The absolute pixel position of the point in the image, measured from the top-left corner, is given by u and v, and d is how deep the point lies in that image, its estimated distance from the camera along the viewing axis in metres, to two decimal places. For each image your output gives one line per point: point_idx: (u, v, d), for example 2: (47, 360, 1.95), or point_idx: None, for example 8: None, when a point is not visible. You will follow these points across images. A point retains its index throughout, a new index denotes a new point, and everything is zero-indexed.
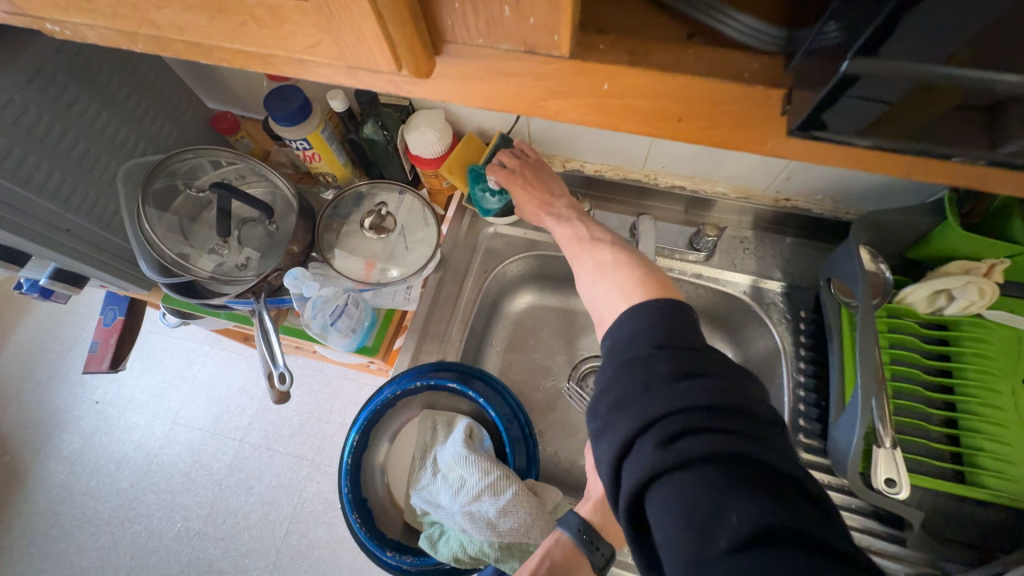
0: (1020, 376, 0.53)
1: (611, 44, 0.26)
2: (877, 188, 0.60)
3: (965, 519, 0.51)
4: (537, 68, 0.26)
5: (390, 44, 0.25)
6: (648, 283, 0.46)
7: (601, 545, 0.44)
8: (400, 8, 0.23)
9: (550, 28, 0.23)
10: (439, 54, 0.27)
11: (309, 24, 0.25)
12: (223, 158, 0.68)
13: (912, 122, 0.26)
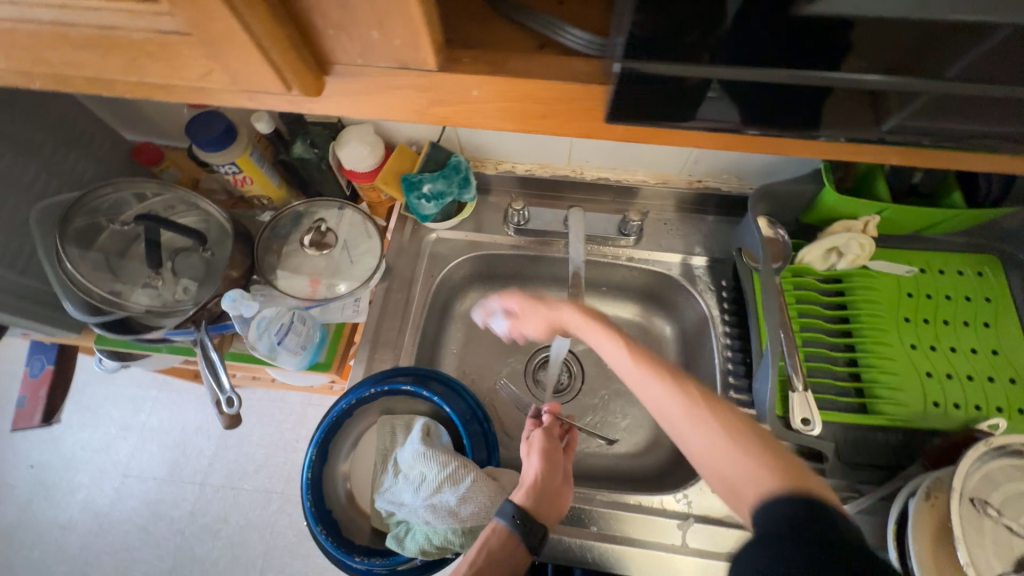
0: (901, 316, 0.62)
1: (473, 57, 0.30)
2: (769, 164, 0.67)
3: (870, 443, 0.59)
4: (413, 81, 0.29)
5: (276, 69, 0.27)
6: (783, 474, 0.38)
7: (534, 528, 0.46)
8: (278, 36, 0.25)
9: (414, 47, 0.27)
10: (326, 74, 0.29)
11: (199, 55, 0.27)
12: (149, 189, 0.67)
13: (835, 117, 0.32)
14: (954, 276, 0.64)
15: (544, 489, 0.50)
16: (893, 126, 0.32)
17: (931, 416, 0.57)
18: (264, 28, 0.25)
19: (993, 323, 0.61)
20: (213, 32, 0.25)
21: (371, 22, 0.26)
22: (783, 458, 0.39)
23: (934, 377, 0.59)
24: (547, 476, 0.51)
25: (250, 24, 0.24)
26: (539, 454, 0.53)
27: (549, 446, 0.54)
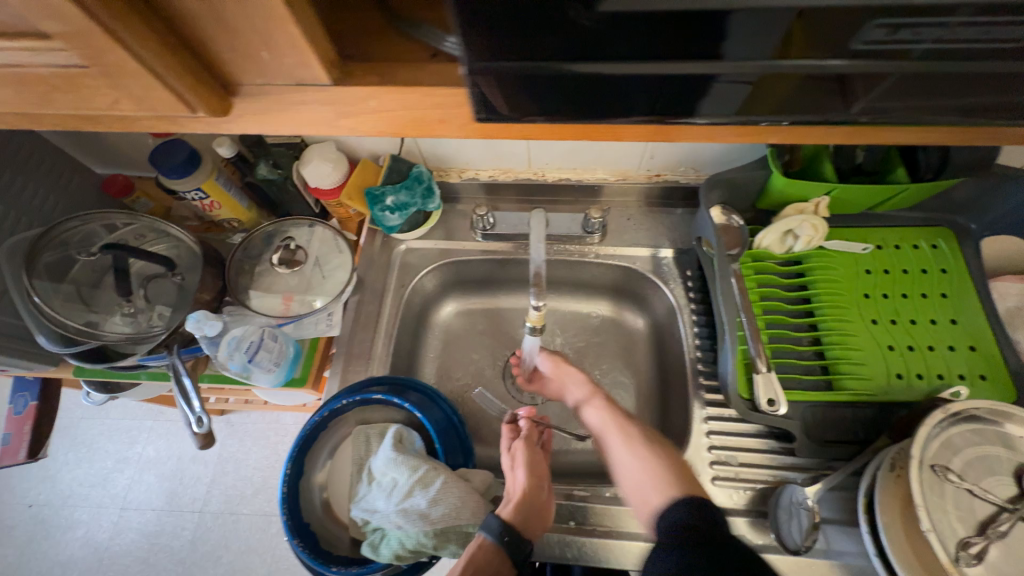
0: (860, 292, 0.63)
1: (369, 70, 0.30)
2: (722, 153, 0.69)
3: (839, 420, 0.59)
4: (312, 95, 0.29)
5: (176, 93, 0.27)
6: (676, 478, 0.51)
7: (522, 544, 0.47)
8: (170, 61, 0.26)
9: (304, 62, 0.27)
10: (233, 95, 0.30)
11: (101, 84, 0.27)
12: (119, 220, 0.68)
13: (759, 97, 0.30)
14: (911, 250, 0.65)
15: (530, 501, 0.52)
16: (862, 108, 0.30)
17: (893, 388, 0.58)
18: (154, 54, 0.25)
19: (950, 294, 0.63)
20: (105, 62, 0.25)
21: (258, 41, 0.26)
22: (681, 476, 0.51)
23: (896, 350, 0.60)
24: (534, 486, 0.53)
25: (140, 54, 0.25)
26: (525, 467, 0.55)
27: (534, 459, 0.56)
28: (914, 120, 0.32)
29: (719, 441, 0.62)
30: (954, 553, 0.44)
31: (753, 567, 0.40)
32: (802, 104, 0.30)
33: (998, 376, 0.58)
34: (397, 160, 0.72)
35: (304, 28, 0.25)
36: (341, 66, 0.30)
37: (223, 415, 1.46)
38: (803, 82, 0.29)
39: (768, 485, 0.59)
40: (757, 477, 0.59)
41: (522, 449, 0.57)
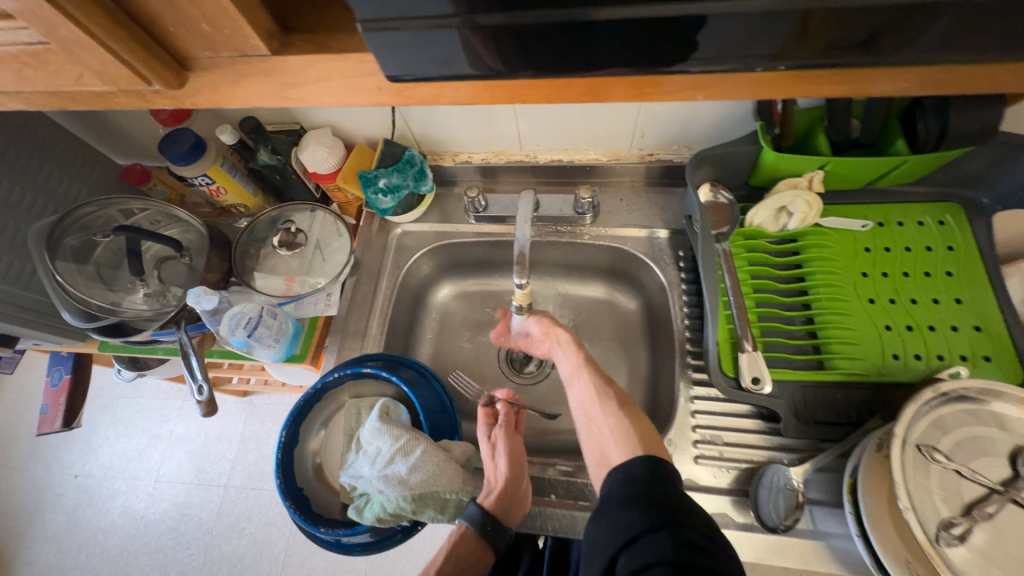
0: (858, 270, 0.61)
1: (307, 39, 0.31)
2: (714, 130, 0.67)
3: (833, 402, 0.57)
4: (257, 67, 0.30)
5: (130, 68, 0.29)
6: (638, 437, 0.52)
7: (499, 532, 0.52)
8: (119, 36, 0.27)
9: (242, 33, 0.28)
10: (187, 69, 0.31)
11: (66, 61, 0.29)
12: (134, 206, 0.73)
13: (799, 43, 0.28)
14: (915, 227, 0.62)
15: (511, 493, 0.53)
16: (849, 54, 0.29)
17: (889, 369, 0.56)
18: (103, 29, 0.27)
19: (956, 273, 0.60)
20: (63, 39, 0.27)
21: (197, 14, 0.27)
22: (646, 439, 0.52)
23: (893, 330, 0.58)
24: (513, 479, 0.53)
25: (93, 32, 0.27)
26: (504, 458, 0.55)
27: (512, 450, 0.56)
28: (909, 61, 0.29)
29: (704, 420, 0.61)
30: (934, 533, 0.43)
31: (690, 516, 0.40)
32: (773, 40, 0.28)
33: (1003, 356, 0.55)
34: (390, 144, 0.74)
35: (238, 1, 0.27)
36: (283, 37, 0.31)
37: (245, 397, 1.54)
38: (794, 26, 0.27)
39: (753, 464, 0.58)
40: (743, 457, 0.59)
41: (502, 437, 0.58)
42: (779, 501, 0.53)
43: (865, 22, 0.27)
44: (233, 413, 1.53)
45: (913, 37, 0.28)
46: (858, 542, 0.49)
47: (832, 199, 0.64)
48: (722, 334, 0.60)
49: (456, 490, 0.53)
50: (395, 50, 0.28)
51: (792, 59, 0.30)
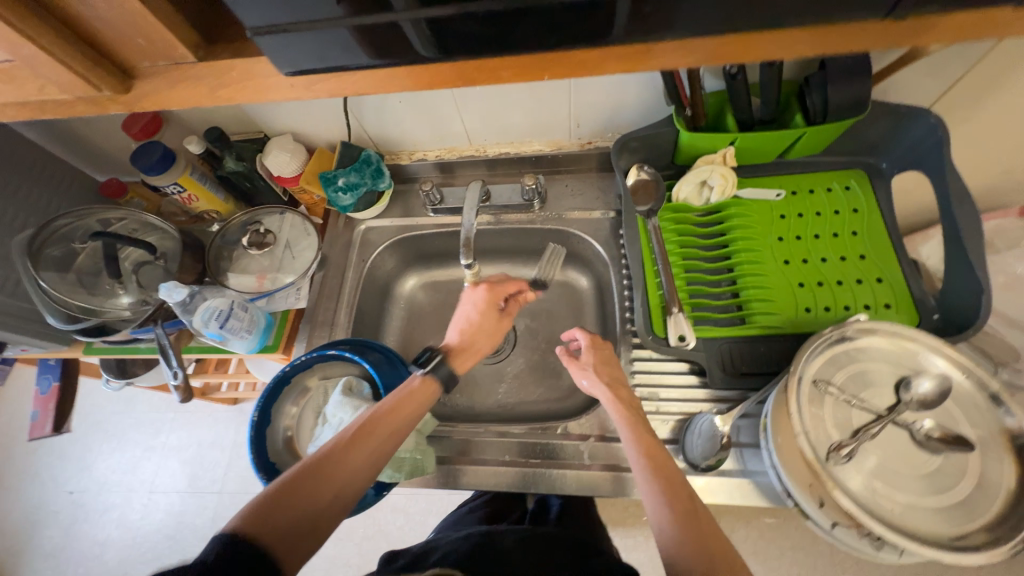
0: (774, 235, 0.67)
1: (230, 47, 0.36)
2: (640, 116, 0.73)
3: (755, 354, 0.63)
4: (190, 71, 0.36)
5: (83, 77, 0.34)
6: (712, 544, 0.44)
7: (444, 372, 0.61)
8: (73, 49, 0.33)
9: (172, 42, 0.34)
10: (133, 77, 0.36)
11: (30, 73, 0.35)
12: (112, 216, 0.77)
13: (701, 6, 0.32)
14: (823, 193, 0.69)
15: (471, 351, 0.65)
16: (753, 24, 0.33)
17: (801, 321, 0.62)
18: (58, 45, 0.32)
19: (859, 231, 0.66)
20: (24, 56, 0.33)
21: (133, 30, 0.33)
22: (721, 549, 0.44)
23: (805, 286, 0.64)
24: (477, 341, 0.66)
25: (48, 48, 0.32)
26: (476, 329, 0.67)
27: (488, 324, 0.67)
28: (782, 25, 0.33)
29: (644, 379, 0.67)
30: (826, 455, 0.49)
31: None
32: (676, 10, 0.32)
33: (902, 303, 0.61)
34: (348, 145, 0.80)
35: (161, 19, 0.33)
36: (211, 46, 0.36)
37: (236, 405, 1.59)
38: None
39: (686, 415, 0.64)
40: (677, 409, 0.65)
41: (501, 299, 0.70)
42: (705, 445, 0.59)
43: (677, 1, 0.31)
44: (225, 421, 1.57)
45: (755, 15, 0.32)
46: (771, 474, 0.55)
47: (749, 172, 0.71)
48: (653, 299, 0.65)
49: (411, 450, 0.61)
50: (296, 48, 0.33)
51: (705, 25, 0.33)
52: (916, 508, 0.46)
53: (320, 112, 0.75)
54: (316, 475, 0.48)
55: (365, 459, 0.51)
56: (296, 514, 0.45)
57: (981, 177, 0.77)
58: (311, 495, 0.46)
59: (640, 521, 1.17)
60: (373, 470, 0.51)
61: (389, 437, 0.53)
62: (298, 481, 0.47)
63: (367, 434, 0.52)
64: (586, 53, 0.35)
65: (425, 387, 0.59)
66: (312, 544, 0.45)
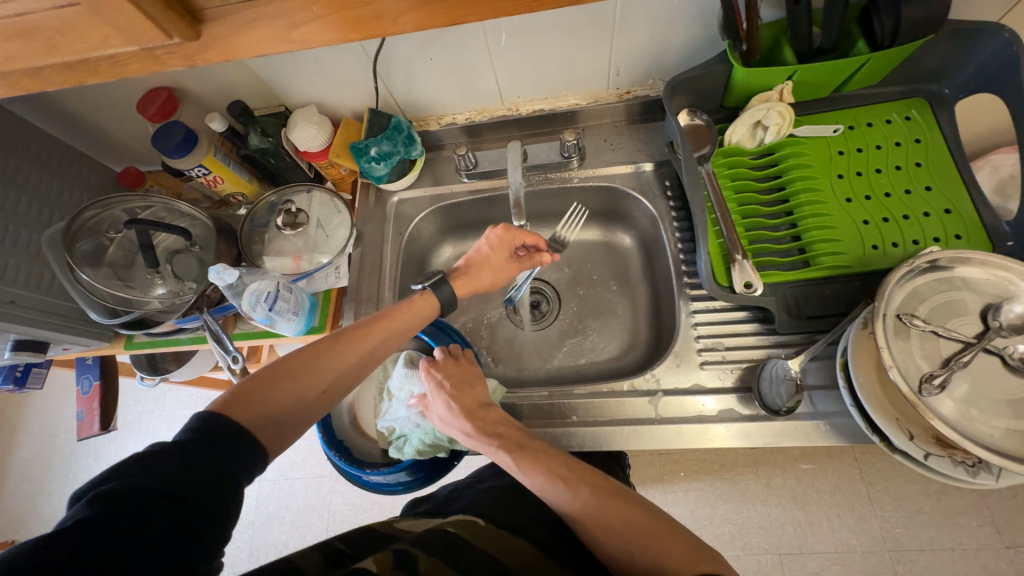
0: (834, 173, 0.65)
1: None
2: (685, 58, 0.69)
3: (822, 296, 0.61)
4: (260, 11, 0.32)
5: (152, 20, 0.31)
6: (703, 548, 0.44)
7: (443, 289, 0.64)
8: None
9: None
10: (198, 22, 0.33)
11: (92, 22, 0.31)
12: (138, 204, 0.74)
13: None
14: (883, 126, 0.66)
15: (472, 279, 0.67)
16: None
17: (870, 259, 0.60)
18: None
19: (924, 162, 0.63)
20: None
21: None
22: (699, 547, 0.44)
23: (871, 223, 0.62)
24: (483, 272, 0.68)
25: None
26: (485, 258, 0.68)
27: (499, 259, 0.69)
28: None
29: (706, 330, 0.66)
30: (919, 386, 0.48)
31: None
32: None
33: (973, 233, 0.59)
34: (376, 113, 0.76)
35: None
36: None
37: None
38: None
39: (753, 363, 0.63)
40: (744, 358, 0.64)
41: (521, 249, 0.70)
42: (781, 389, 0.59)
43: None
44: None
45: None
46: (852, 412, 0.54)
47: (804, 109, 0.67)
48: (713, 248, 0.64)
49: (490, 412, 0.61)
50: None
51: None
52: (1016, 432, 0.46)
53: (346, 77, 0.71)
54: (306, 364, 0.53)
55: (354, 359, 0.56)
56: (261, 411, 0.49)
57: None
58: (275, 395, 0.50)
59: (685, 477, 1.18)
60: (343, 373, 0.55)
61: (382, 346, 0.59)
62: (291, 362, 0.53)
63: (364, 339, 0.57)
64: None
65: (425, 302, 0.63)
66: (289, 430, 0.51)
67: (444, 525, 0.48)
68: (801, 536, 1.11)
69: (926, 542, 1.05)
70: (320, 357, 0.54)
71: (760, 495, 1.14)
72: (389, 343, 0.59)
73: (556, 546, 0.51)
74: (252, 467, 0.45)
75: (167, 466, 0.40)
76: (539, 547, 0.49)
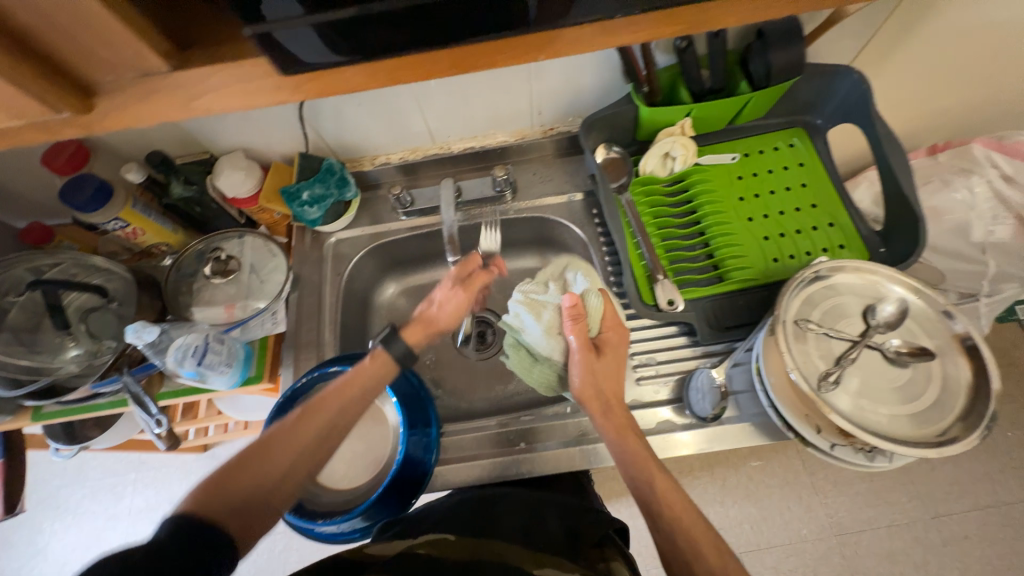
0: (736, 196, 0.72)
1: (198, 54, 0.34)
2: (599, 97, 0.76)
3: (735, 308, 0.67)
4: (157, 84, 0.33)
5: (37, 97, 0.31)
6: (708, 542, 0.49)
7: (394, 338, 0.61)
8: (23, 67, 0.29)
9: (138, 53, 0.31)
10: (90, 96, 0.33)
11: None
12: (44, 263, 0.69)
13: None
14: (772, 152, 0.74)
15: (429, 327, 0.65)
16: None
17: (772, 271, 0.67)
18: (7, 63, 0.29)
19: (808, 183, 0.72)
20: None
21: (92, 42, 0.30)
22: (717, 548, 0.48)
23: (770, 239, 0.69)
24: (444, 316, 0.66)
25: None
26: (442, 301, 0.67)
27: (454, 300, 0.68)
28: None
29: (639, 347, 0.70)
30: (817, 383, 0.53)
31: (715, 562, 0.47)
32: None
33: (853, 242, 0.68)
34: (306, 157, 0.76)
35: (127, 23, 0.30)
36: (175, 54, 0.33)
37: (207, 450, 1.36)
38: None
39: (683, 374, 0.68)
40: (674, 370, 0.68)
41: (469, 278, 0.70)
42: (708, 398, 0.62)
43: None
44: (198, 471, 1.35)
45: None
46: (770, 411, 0.59)
47: (705, 140, 0.75)
48: (638, 270, 0.69)
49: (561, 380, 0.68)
50: (279, 52, 0.32)
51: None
52: (898, 417, 0.52)
53: (273, 125, 0.71)
54: (265, 447, 0.51)
55: (315, 433, 0.53)
56: (229, 500, 0.47)
57: (895, 122, 0.89)
58: (244, 483, 0.48)
59: None
60: (309, 450, 0.52)
61: (342, 412, 0.55)
62: (252, 446, 0.51)
63: (320, 411, 0.54)
64: (576, 31, 0.35)
65: (375, 362, 0.59)
66: (262, 518, 0.48)
67: (413, 547, 0.48)
68: (759, 532, 1.16)
69: (864, 522, 1.13)
70: (284, 439, 0.52)
71: (718, 497, 1.19)
72: (351, 411, 0.56)
73: (529, 539, 0.53)
74: (223, 557, 0.43)
75: (133, 559, 0.38)
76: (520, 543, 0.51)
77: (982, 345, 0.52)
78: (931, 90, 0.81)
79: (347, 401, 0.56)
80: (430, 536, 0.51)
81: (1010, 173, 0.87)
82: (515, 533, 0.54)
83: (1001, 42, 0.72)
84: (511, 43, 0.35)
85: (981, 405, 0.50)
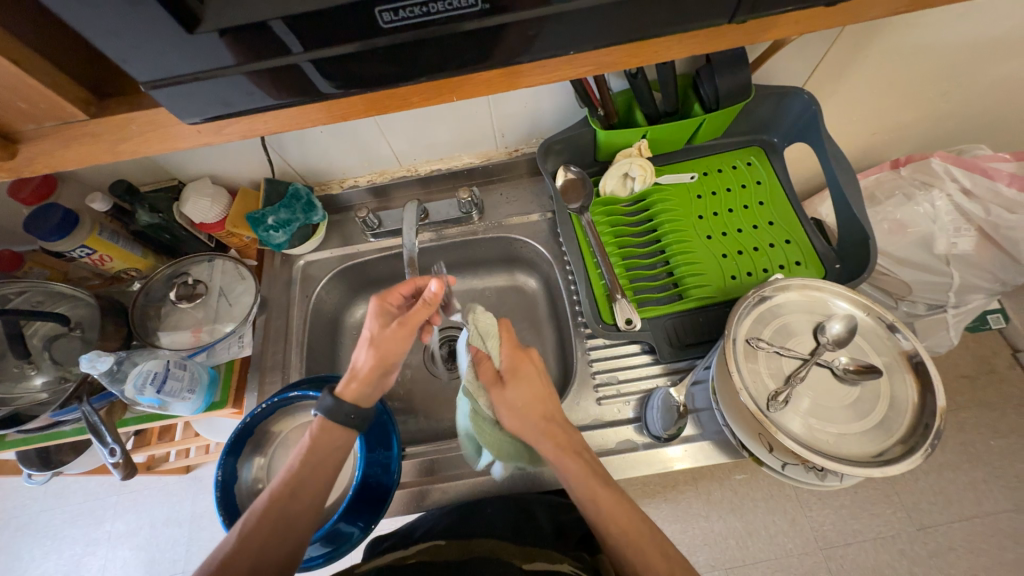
0: (695, 214, 0.73)
1: (123, 101, 0.35)
2: (559, 120, 0.77)
3: (695, 326, 0.68)
4: (84, 131, 0.35)
5: None
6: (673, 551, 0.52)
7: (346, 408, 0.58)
8: None
9: (59, 103, 0.33)
10: (23, 142, 0.35)
11: None
12: (10, 291, 0.69)
13: (605, 23, 0.31)
14: (731, 170, 0.76)
15: (369, 382, 0.59)
16: (650, 33, 0.33)
17: (729, 288, 0.68)
18: None
19: (766, 201, 0.74)
20: None
21: (12, 95, 0.31)
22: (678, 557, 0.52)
23: (728, 257, 0.70)
24: (380, 370, 0.59)
25: None
26: (379, 352, 0.58)
27: (393, 342, 0.59)
28: (669, 31, 0.33)
29: (601, 365, 0.71)
30: (767, 403, 0.53)
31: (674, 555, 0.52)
32: (568, 36, 0.32)
33: (810, 259, 0.69)
34: (273, 182, 0.78)
35: (45, 80, 0.31)
36: (102, 101, 0.35)
37: (189, 472, 1.35)
38: (620, 8, 0.30)
39: (644, 394, 0.68)
40: (636, 389, 0.69)
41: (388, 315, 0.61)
42: (664, 417, 0.61)
43: (575, 27, 0.31)
44: (179, 493, 1.33)
45: (664, 19, 0.32)
46: (726, 431, 0.59)
47: (663, 160, 0.77)
48: (597, 289, 0.70)
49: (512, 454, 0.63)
50: (189, 101, 0.32)
51: (593, 40, 0.33)
52: (846, 435, 0.52)
53: (237, 152, 0.73)
54: (239, 548, 0.53)
55: (279, 514, 0.55)
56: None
57: (855, 139, 0.91)
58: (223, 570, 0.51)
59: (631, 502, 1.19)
60: (277, 531, 0.54)
61: (302, 493, 0.57)
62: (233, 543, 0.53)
63: (280, 498, 0.55)
64: (488, 74, 0.35)
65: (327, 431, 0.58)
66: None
67: (405, 556, 0.53)
68: (744, 547, 1.11)
69: (850, 535, 1.10)
70: (260, 529, 0.54)
71: (702, 512, 1.15)
72: (313, 485, 0.57)
73: (518, 534, 0.57)
74: None
75: None
76: (502, 537, 0.56)
77: (926, 361, 0.53)
78: (887, 109, 0.83)
79: (300, 481, 0.57)
80: (420, 545, 0.56)
81: (968, 187, 0.86)
82: (504, 530, 0.58)
83: (950, 64, 0.73)
84: (426, 86, 0.35)
85: (926, 422, 0.50)
